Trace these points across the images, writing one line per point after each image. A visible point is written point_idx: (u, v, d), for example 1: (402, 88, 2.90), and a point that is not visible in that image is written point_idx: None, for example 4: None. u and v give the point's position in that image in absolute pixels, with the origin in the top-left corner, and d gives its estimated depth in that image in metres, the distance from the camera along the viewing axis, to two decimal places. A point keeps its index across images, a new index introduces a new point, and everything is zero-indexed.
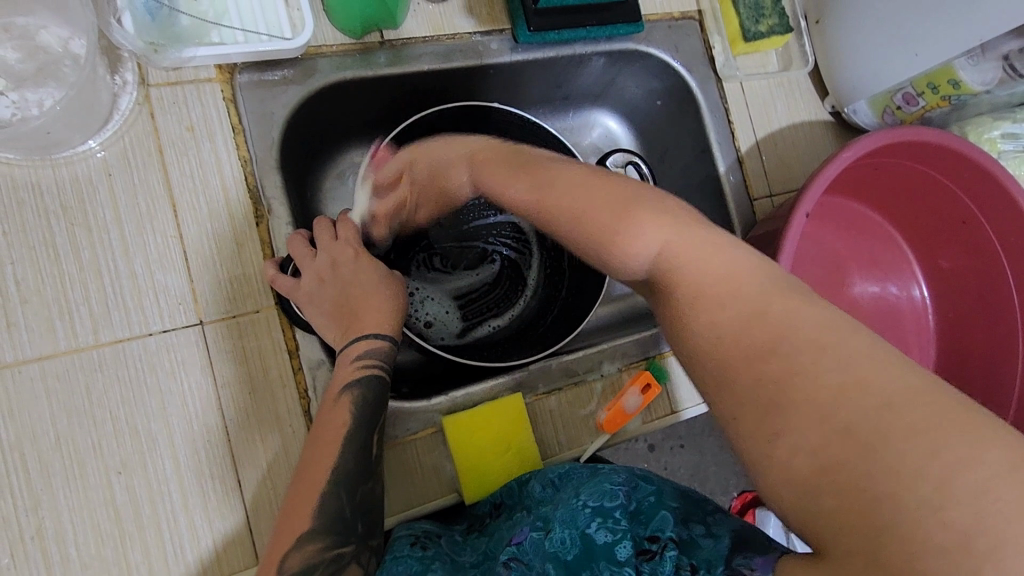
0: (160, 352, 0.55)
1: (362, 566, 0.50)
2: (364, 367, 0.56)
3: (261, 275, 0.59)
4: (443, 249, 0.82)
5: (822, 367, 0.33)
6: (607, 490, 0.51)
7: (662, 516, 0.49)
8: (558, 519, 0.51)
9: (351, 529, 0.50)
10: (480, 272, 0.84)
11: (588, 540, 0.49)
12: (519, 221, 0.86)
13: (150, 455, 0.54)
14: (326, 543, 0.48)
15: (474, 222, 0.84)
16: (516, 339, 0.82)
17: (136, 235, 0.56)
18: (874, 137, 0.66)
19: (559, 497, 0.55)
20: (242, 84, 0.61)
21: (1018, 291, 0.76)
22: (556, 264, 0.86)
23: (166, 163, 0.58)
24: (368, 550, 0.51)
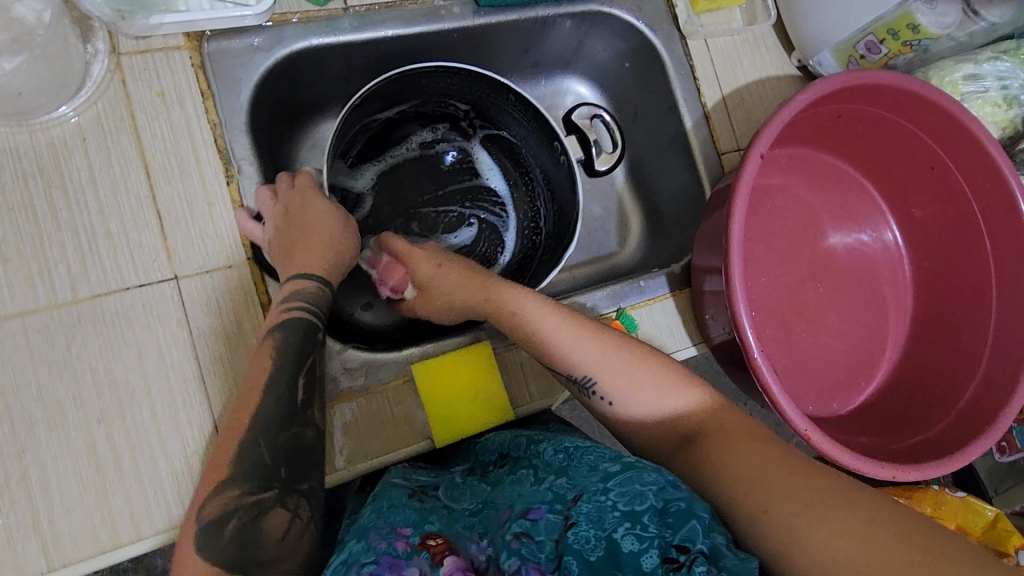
0: (136, 306, 0.58)
1: (288, 509, 0.51)
2: (289, 310, 0.58)
3: (233, 232, 0.62)
4: (420, 214, 0.84)
5: (817, 484, 0.48)
6: (636, 492, 0.50)
7: (691, 528, 0.46)
8: (582, 514, 0.50)
9: (272, 476, 0.51)
10: (458, 235, 0.85)
11: (615, 545, 0.47)
12: (494, 183, 0.88)
13: (129, 404, 0.57)
14: (244, 490, 0.49)
15: (451, 187, 0.86)
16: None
17: (111, 197, 0.59)
18: (830, 80, 0.67)
19: (573, 477, 0.56)
20: (210, 52, 0.63)
21: (989, 233, 0.76)
22: (533, 223, 0.88)
23: (138, 127, 0.60)
24: (295, 494, 0.52)
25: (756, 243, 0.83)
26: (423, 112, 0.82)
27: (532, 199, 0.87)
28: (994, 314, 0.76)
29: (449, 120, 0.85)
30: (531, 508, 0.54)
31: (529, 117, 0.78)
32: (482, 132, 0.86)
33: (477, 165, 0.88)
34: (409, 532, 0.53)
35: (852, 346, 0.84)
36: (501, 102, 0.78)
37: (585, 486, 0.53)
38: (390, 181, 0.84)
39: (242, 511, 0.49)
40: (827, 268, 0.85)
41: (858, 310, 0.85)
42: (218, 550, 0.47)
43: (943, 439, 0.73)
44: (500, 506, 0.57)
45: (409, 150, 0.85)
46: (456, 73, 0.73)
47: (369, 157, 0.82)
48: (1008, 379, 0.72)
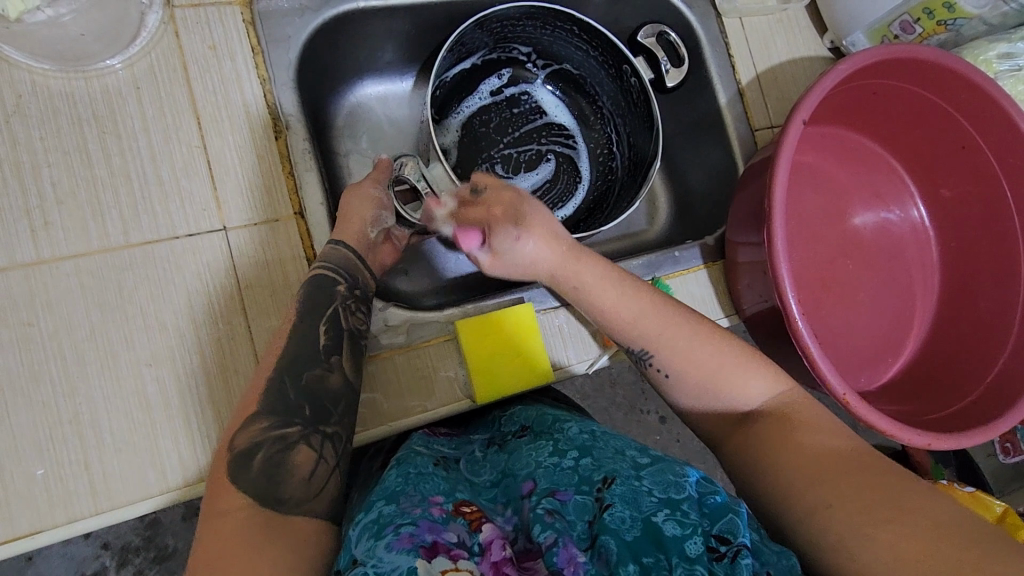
0: (187, 253, 0.59)
1: (314, 449, 0.53)
2: (323, 267, 0.60)
3: (282, 187, 0.63)
4: (501, 156, 0.86)
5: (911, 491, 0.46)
6: (671, 481, 0.51)
7: (729, 520, 0.47)
8: (616, 496, 0.50)
9: (295, 412, 0.53)
10: (540, 171, 0.87)
11: (653, 526, 0.48)
12: (563, 117, 0.89)
13: (177, 349, 0.57)
14: (270, 424, 0.52)
15: (524, 128, 0.88)
16: (586, 224, 0.85)
17: (163, 145, 0.59)
18: (869, 53, 0.69)
19: (600, 459, 0.56)
20: (261, 9, 0.64)
21: (1018, 209, 0.77)
22: (607, 147, 0.89)
23: (190, 78, 0.61)
24: (319, 435, 0.54)
25: (788, 218, 0.84)
26: (489, 61, 0.84)
27: (601, 126, 0.89)
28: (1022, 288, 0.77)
29: (513, 64, 0.86)
30: (557, 490, 0.52)
31: (592, 42, 0.78)
32: (545, 70, 0.87)
33: (543, 105, 0.89)
34: (441, 500, 0.52)
35: (879, 323, 0.85)
36: (562, 33, 0.79)
37: (615, 470, 0.54)
38: (470, 132, 0.86)
39: (268, 445, 0.51)
40: (855, 246, 0.86)
41: (885, 287, 0.86)
42: (247, 479, 0.49)
43: (970, 412, 0.74)
44: (521, 477, 0.57)
45: (481, 99, 0.87)
46: (523, 13, 0.75)
47: (447, 111, 0.85)
48: None
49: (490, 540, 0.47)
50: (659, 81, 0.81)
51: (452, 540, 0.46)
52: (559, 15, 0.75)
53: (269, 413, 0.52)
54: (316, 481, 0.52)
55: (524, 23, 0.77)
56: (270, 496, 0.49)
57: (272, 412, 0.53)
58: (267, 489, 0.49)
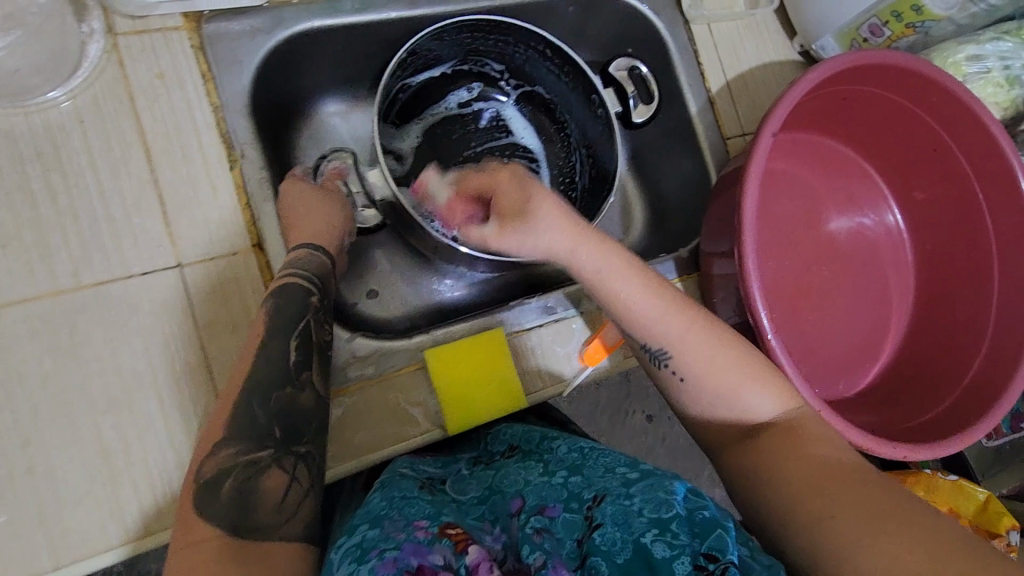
0: (141, 293, 0.56)
1: (285, 471, 0.50)
2: (289, 273, 0.58)
3: (239, 219, 0.60)
4: (457, 170, 0.85)
5: None
6: (660, 498, 0.50)
7: (718, 537, 0.45)
8: (607, 516, 0.50)
9: (266, 436, 0.50)
10: None
11: (643, 549, 0.47)
12: (530, 139, 0.88)
13: (136, 393, 0.55)
14: (240, 449, 0.49)
15: (485, 145, 0.87)
16: (533, 251, 0.83)
17: (112, 181, 0.57)
18: (837, 60, 0.68)
19: (589, 476, 0.57)
20: (210, 33, 0.62)
21: (990, 211, 0.77)
22: (569, 168, 0.87)
23: (137, 109, 0.59)
24: (291, 456, 0.51)
25: (762, 225, 0.83)
26: (461, 71, 0.83)
27: (567, 151, 0.87)
28: (996, 290, 0.77)
29: (484, 80, 0.85)
30: (545, 507, 0.54)
31: (557, 62, 0.76)
32: (517, 90, 0.86)
33: (510, 124, 0.88)
34: (427, 523, 0.50)
35: (857, 328, 0.85)
36: (526, 51, 0.78)
37: (606, 488, 0.54)
38: (429, 139, 0.85)
39: (237, 471, 0.48)
40: (831, 251, 0.85)
41: (861, 293, 0.86)
42: (214, 509, 0.45)
43: (948, 417, 0.74)
44: (510, 495, 0.59)
45: (447, 109, 0.86)
46: (487, 27, 0.73)
47: (411, 115, 0.84)
48: (1010, 361, 0.73)
49: (476, 562, 0.45)
50: (627, 116, 0.80)
51: (439, 562, 0.44)
52: (522, 31, 0.73)
53: (238, 437, 0.49)
54: (290, 502, 0.49)
55: (487, 38, 0.75)
56: (244, 527, 0.45)
57: (243, 436, 0.49)
58: (233, 515, 0.46)
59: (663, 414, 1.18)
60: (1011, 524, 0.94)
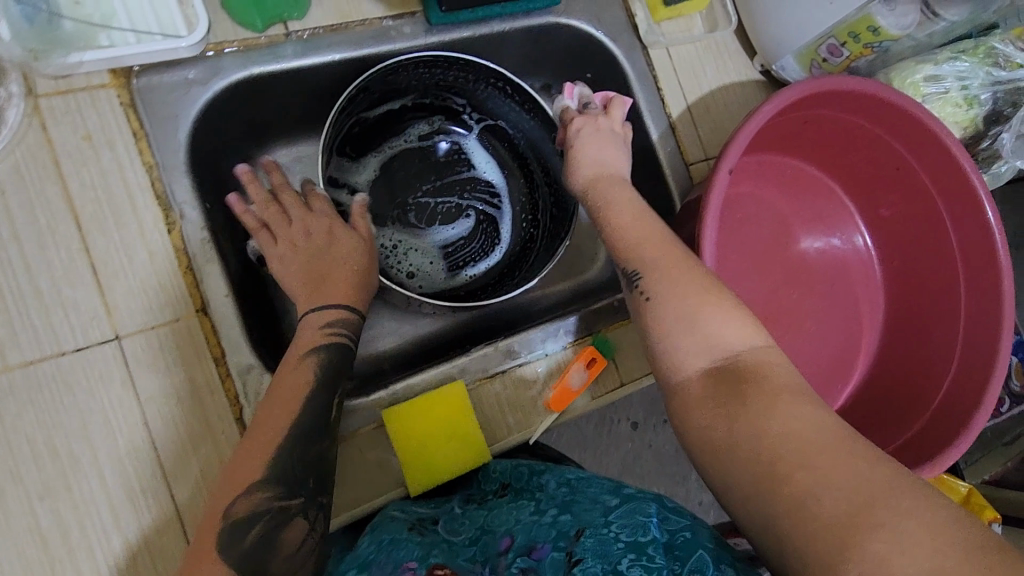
0: (76, 370, 0.54)
1: (308, 521, 0.51)
2: (331, 334, 0.60)
3: (180, 284, 0.58)
4: (416, 204, 0.83)
5: None
6: (638, 523, 0.50)
7: (698, 557, 0.46)
8: (587, 550, 0.49)
9: (299, 484, 0.52)
10: (456, 227, 0.84)
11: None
12: (492, 174, 0.86)
13: (74, 476, 0.53)
14: (276, 493, 0.50)
15: (447, 179, 0.84)
16: (492, 290, 0.82)
17: (39, 252, 0.54)
18: (795, 89, 0.66)
19: (577, 512, 0.55)
20: (141, 88, 0.59)
21: (955, 229, 0.77)
22: (530, 202, 0.86)
23: (64, 174, 0.56)
24: (315, 506, 0.52)
25: (730, 250, 0.81)
26: (422, 103, 0.80)
27: (528, 187, 0.86)
28: (964, 308, 0.77)
29: (446, 113, 0.83)
30: (534, 546, 0.53)
31: (515, 92, 0.76)
32: (480, 124, 0.84)
33: (472, 158, 0.86)
34: (415, 565, 0.53)
35: (829, 350, 0.84)
36: (482, 86, 0.76)
37: (588, 521, 0.53)
38: (388, 173, 0.82)
39: (269, 517, 0.49)
40: (800, 273, 0.85)
41: (831, 314, 0.85)
42: (235, 551, 0.47)
43: (923, 439, 0.74)
44: (500, 534, 0.57)
45: (407, 141, 0.83)
46: (437, 63, 0.70)
47: (368, 148, 0.80)
48: (979, 381, 0.73)
49: None
50: None
51: None
52: (474, 65, 0.71)
53: (274, 482, 0.51)
54: (305, 550, 0.50)
55: (438, 72, 0.73)
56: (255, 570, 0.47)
57: (279, 482, 0.51)
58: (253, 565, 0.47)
59: (648, 420, 1.17)
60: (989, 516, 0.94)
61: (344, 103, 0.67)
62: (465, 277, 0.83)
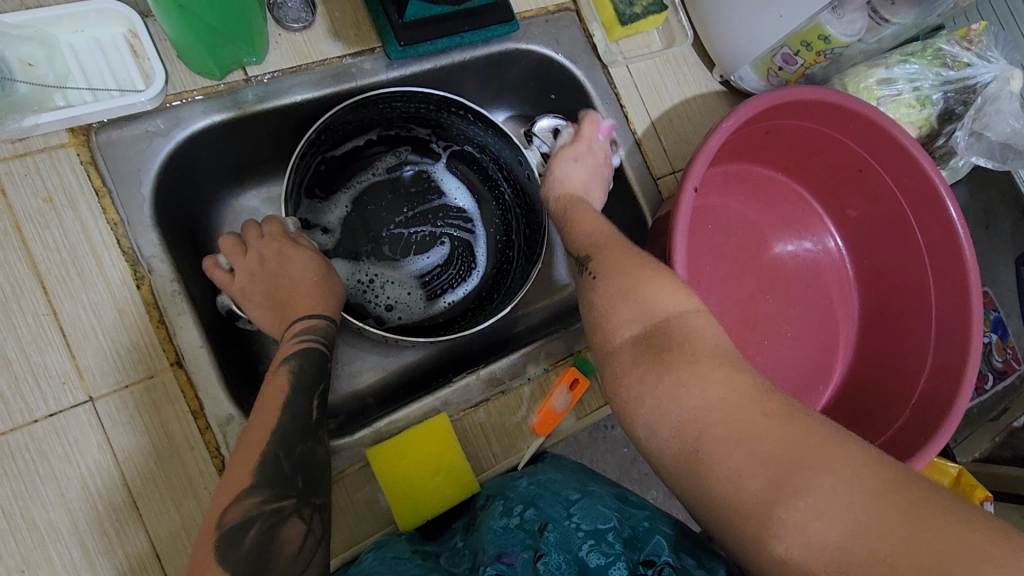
0: (51, 438, 0.53)
1: (304, 521, 0.50)
2: (303, 341, 0.59)
3: (152, 339, 0.57)
4: (389, 236, 0.83)
5: None
6: (598, 514, 0.57)
7: (656, 541, 0.53)
8: (552, 542, 0.54)
9: (289, 484, 0.51)
10: (431, 255, 0.84)
11: (582, 562, 0.52)
12: (464, 199, 0.86)
13: (54, 546, 0.52)
14: (265, 496, 0.49)
15: (420, 208, 0.85)
16: (472, 315, 0.82)
17: (4, 320, 0.53)
18: (754, 103, 0.67)
19: (541, 508, 0.59)
20: (101, 144, 0.59)
21: (920, 226, 0.79)
22: (505, 224, 0.86)
23: (26, 238, 0.55)
24: (309, 505, 0.51)
25: (703, 259, 0.82)
26: (388, 136, 0.80)
27: (501, 211, 0.86)
28: (934, 303, 0.78)
29: (413, 143, 0.83)
30: (504, 552, 0.54)
31: (480, 122, 0.76)
32: (447, 151, 0.84)
33: (443, 185, 0.86)
34: None
35: (807, 353, 0.85)
36: (446, 114, 0.76)
37: (548, 516, 0.58)
38: (360, 208, 0.82)
39: (263, 518, 0.48)
40: (775, 279, 0.86)
41: (807, 318, 0.86)
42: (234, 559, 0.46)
43: (905, 432, 0.75)
44: (478, 545, 0.58)
45: (376, 174, 0.83)
46: (400, 97, 0.71)
47: (337, 185, 0.81)
48: (955, 372, 0.75)
49: None
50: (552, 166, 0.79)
51: None
52: (437, 97, 0.71)
53: (263, 486, 0.49)
54: (305, 555, 0.49)
55: (402, 103, 0.72)
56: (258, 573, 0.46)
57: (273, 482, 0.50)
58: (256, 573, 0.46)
59: None
60: (983, 495, 1.01)
61: (308, 143, 0.67)
62: (445, 305, 0.83)
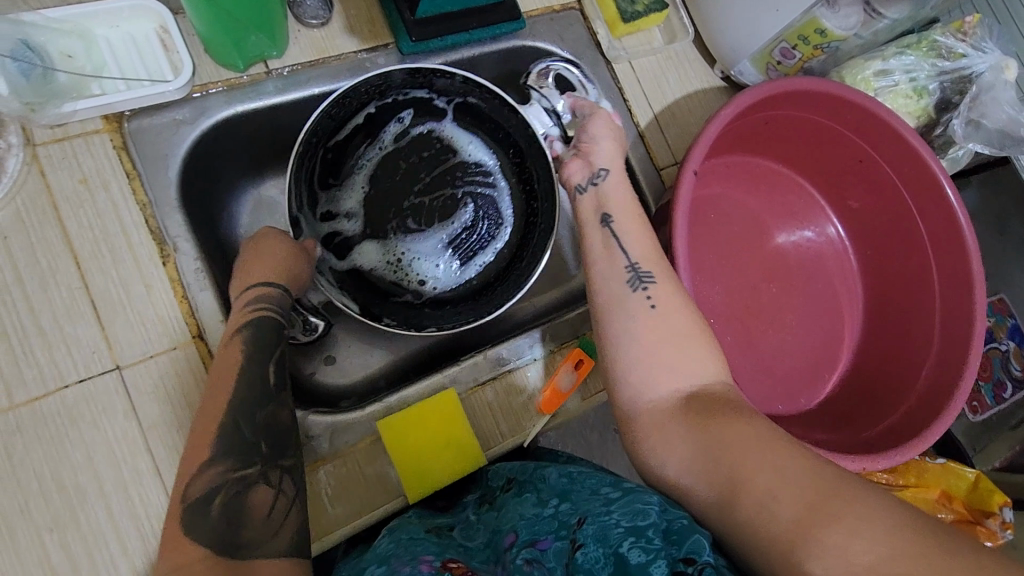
0: (80, 404, 0.56)
1: (272, 486, 0.52)
2: (260, 312, 0.59)
3: (175, 313, 0.60)
4: (412, 207, 0.83)
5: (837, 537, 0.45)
6: (638, 510, 0.48)
7: (696, 541, 0.44)
8: (588, 536, 0.49)
9: (252, 450, 0.52)
10: (457, 218, 0.85)
11: (621, 559, 0.45)
12: (480, 153, 0.85)
13: (81, 507, 0.54)
14: (231, 466, 0.50)
15: (438, 172, 0.84)
16: (505, 274, 0.82)
17: (41, 293, 0.57)
18: (752, 91, 0.70)
19: (577, 501, 0.55)
20: (132, 131, 0.62)
21: (920, 214, 0.80)
22: (523, 171, 0.83)
23: (62, 216, 0.59)
24: (276, 471, 0.53)
25: (708, 250, 0.84)
26: (385, 107, 0.78)
27: (518, 161, 0.83)
28: (936, 289, 0.80)
29: (414, 107, 0.81)
30: (538, 539, 0.52)
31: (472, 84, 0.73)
32: (452, 104, 0.80)
33: (455, 143, 0.85)
34: (432, 558, 0.52)
35: (811, 341, 0.86)
36: (441, 79, 0.73)
37: (588, 510, 0.52)
38: (377, 185, 0.83)
39: (226, 488, 0.49)
40: (778, 267, 0.87)
41: (810, 306, 0.87)
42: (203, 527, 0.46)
43: (910, 417, 0.76)
44: (506, 531, 0.57)
45: (383, 148, 0.83)
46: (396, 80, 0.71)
47: (348, 168, 0.82)
48: (958, 356, 0.75)
49: None
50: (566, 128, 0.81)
51: None
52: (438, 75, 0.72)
53: (225, 456, 0.50)
54: (276, 516, 0.50)
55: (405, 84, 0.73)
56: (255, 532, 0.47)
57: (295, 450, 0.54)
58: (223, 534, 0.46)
59: None
60: (1002, 500, 1.01)
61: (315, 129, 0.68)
62: (476, 267, 0.84)
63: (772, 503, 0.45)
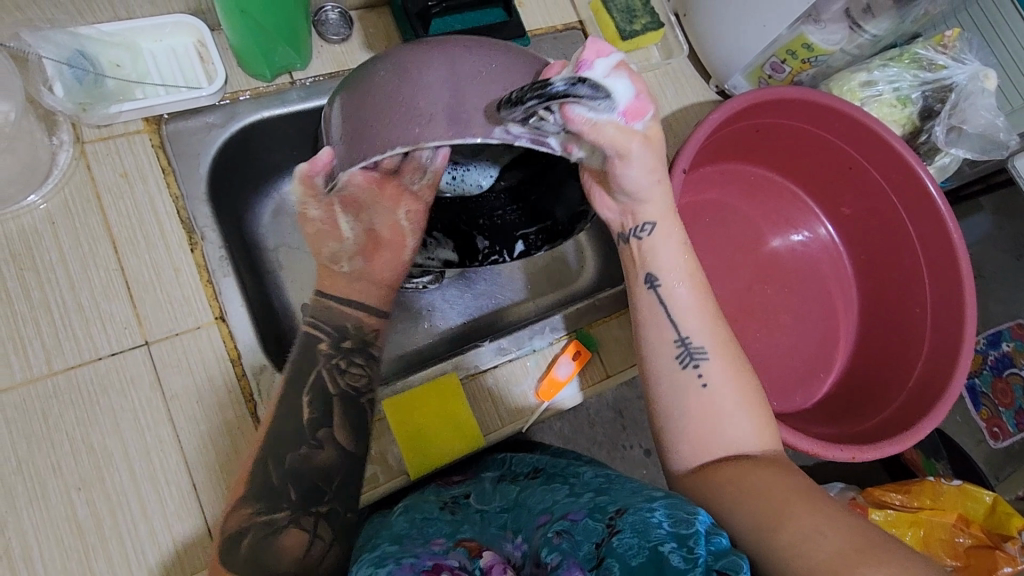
0: (111, 374, 0.61)
1: (306, 530, 0.54)
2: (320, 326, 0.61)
3: (199, 295, 0.65)
4: None
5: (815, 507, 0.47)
6: (682, 518, 0.45)
7: (733, 561, 0.40)
8: (627, 524, 0.46)
9: (281, 497, 0.54)
10: None
11: (658, 558, 0.42)
12: None
13: (106, 469, 0.59)
14: (257, 509, 0.54)
15: None
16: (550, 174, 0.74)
17: (81, 272, 0.63)
18: (739, 99, 0.75)
19: (617, 495, 0.52)
20: (168, 131, 0.68)
21: (909, 217, 0.83)
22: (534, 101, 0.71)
23: (104, 205, 0.65)
24: (309, 515, 0.55)
25: (703, 253, 0.88)
26: None
27: None
28: (926, 290, 0.82)
29: None
30: (569, 513, 0.51)
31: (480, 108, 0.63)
32: None
33: None
34: (444, 540, 0.54)
35: (805, 342, 0.89)
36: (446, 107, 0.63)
37: (630, 502, 0.49)
38: None
39: (254, 530, 0.53)
40: (772, 269, 0.91)
41: (805, 308, 0.90)
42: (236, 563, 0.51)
43: (901, 413, 0.78)
44: (539, 511, 0.56)
45: None
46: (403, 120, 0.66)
47: None
48: (949, 354, 0.77)
49: (490, 564, 0.50)
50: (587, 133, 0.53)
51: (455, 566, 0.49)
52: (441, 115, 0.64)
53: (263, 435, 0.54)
54: (310, 559, 0.53)
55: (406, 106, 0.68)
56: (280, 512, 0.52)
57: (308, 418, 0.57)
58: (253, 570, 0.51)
59: None
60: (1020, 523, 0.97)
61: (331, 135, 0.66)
62: None
63: (820, 538, 0.44)
